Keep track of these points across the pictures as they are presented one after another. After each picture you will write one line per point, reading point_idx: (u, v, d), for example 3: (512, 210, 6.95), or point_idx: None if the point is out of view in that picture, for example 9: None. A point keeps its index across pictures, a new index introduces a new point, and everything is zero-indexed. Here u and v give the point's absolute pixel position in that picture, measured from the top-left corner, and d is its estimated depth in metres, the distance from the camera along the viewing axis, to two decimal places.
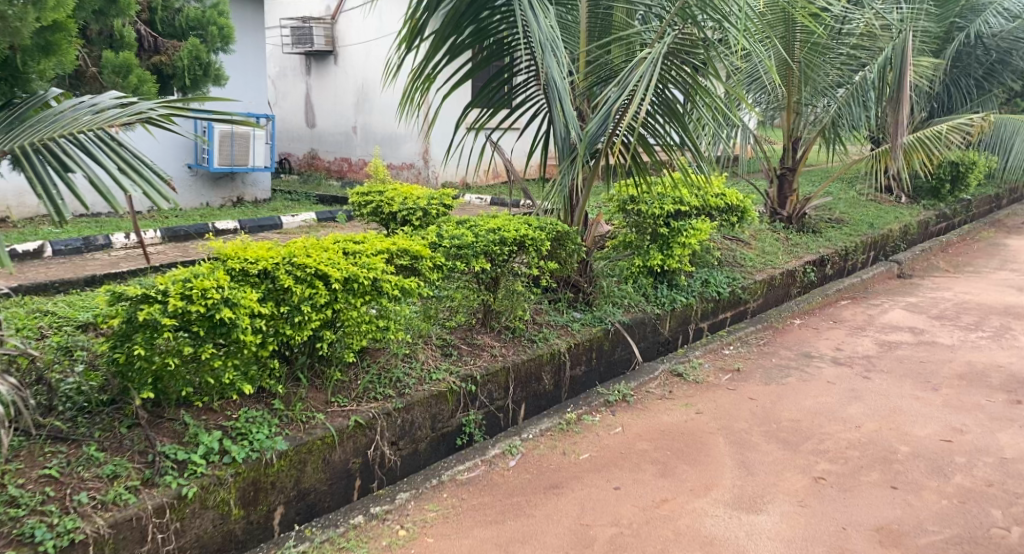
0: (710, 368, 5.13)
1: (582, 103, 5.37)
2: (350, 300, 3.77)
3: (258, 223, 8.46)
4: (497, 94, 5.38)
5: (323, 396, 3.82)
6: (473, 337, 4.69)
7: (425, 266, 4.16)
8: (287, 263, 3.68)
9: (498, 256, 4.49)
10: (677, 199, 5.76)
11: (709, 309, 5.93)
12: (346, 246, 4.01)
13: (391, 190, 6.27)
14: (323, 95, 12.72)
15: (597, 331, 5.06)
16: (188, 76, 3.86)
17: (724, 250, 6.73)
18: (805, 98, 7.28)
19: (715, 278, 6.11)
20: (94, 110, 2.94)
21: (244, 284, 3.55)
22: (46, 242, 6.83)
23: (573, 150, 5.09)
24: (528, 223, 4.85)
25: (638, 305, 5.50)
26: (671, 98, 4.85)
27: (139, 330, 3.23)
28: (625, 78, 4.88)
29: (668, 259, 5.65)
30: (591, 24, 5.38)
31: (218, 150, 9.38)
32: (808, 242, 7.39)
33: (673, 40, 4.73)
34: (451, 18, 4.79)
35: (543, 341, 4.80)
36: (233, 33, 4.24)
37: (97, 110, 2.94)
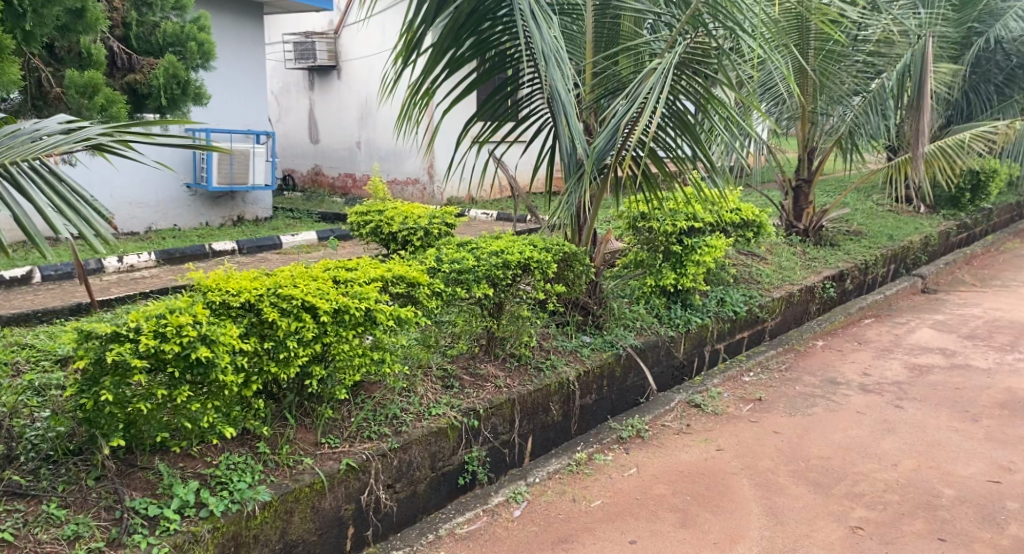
0: (730, 398, 4.82)
1: (588, 117, 5.10)
2: (341, 332, 3.51)
3: (256, 243, 8.21)
4: (499, 108, 5.11)
5: (312, 436, 3.56)
6: (476, 366, 4.40)
7: (422, 293, 3.89)
8: (271, 294, 3.42)
9: (501, 280, 4.21)
10: (690, 215, 5.48)
11: (726, 330, 5.63)
12: (337, 273, 3.73)
13: (390, 209, 6.01)
14: (327, 110, 12.51)
15: (608, 356, 4.77)
16: (164, 96, 3.59)
17: (739, 266, 6.44)
18: (820, 108, 6.98)
19: (732, 296, 5.80)
20: (36, 136, 2.74)
21: (225, 318, 3.30)
22: (35, 268, 6.64)
23: (580, 166, 4.80)
24: (533, 245, 4.58)
25: (651, 326, 5.21)
26: (683, 109, 4.53)
27: (108, 373, 2.98)
28: (634, 90, 4.61)
29: (681, 278, 5.36)
30: (597, 35, 5.14)
31: (217, 169, 9.13)
32: (826, 256, 7.09)
33: (684, 49, 4.50)
34: (450, 30, 4.52)
35: (550, 369, 4.51)
36: (216, 50, 3.87)
37: (39, 136, 2.73)
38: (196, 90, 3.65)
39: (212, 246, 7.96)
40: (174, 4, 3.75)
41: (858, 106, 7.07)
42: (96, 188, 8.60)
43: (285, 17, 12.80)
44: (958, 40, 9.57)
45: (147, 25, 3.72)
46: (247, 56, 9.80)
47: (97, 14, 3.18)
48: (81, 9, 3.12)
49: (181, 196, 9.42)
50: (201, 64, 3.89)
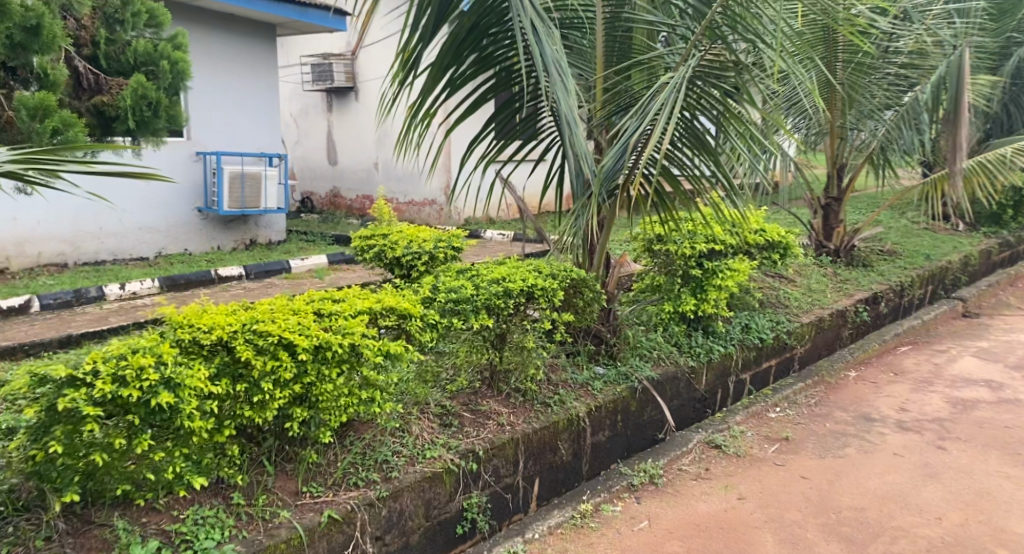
0: (754, 437, 4.45)
1: (599, 134, 4.80)
2: (324, 372, 3.22)
3: (264, 267, 8.00)
4: (506, 125, 4.80)
5: (293, 484, 3.26)
6: (478, 402, 4.08)
7: (414, 325, 3.59)
8: (247, 330, 3.14)
9: (503, 309, 3.91)
10: (709, 237, 5.15)
11: (751, 359, 5.28)
12: (322, 306, 3.44)
13: (394, 233, 5.73)
14: (344, 132, 12.34)
15: (622, 390, 4.44)
16: (132, 118, 3.29)
17: (765, 289, 6.08)
18: (849, 122, 6.63)
19: (758, 322, 5.46)
20: None
21: (193, 358, 3.03)
22: (33, 297, 6.50)
23: (588, 188, 4.48)
24: (538, 271, 4.27)
25: (670, 355, 4.88)
26: (699, 125, 4.19)
27: (60, 422, 2.72)
28: (646, 105, 4.28)
29: (702, 304, 5.02)
30: (608, 49, 4.81)
31: (227, 192, 8.93)
32: (858, 278, 6.72)
33: (699, 63, 4.16)
34: (450, 47, 4.24)
35: (558, 405, 4.18)
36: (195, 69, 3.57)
37: None
38: (169, 114, 3.35)
39: (219, 272, 7.74)
40: (150, 20, 3.46)
41: (891, 120, 6.68)
42: (105, 214, 8.44)
43: (302, 38, 12.66)
44: (997, 50, 9.16)
45: (118, 43, 3.38)
46: (259, 78, 9.64)
47: (56, 32, 2.99)
48: (36, 26, 2.95)
49: (192, 221, 9.20)
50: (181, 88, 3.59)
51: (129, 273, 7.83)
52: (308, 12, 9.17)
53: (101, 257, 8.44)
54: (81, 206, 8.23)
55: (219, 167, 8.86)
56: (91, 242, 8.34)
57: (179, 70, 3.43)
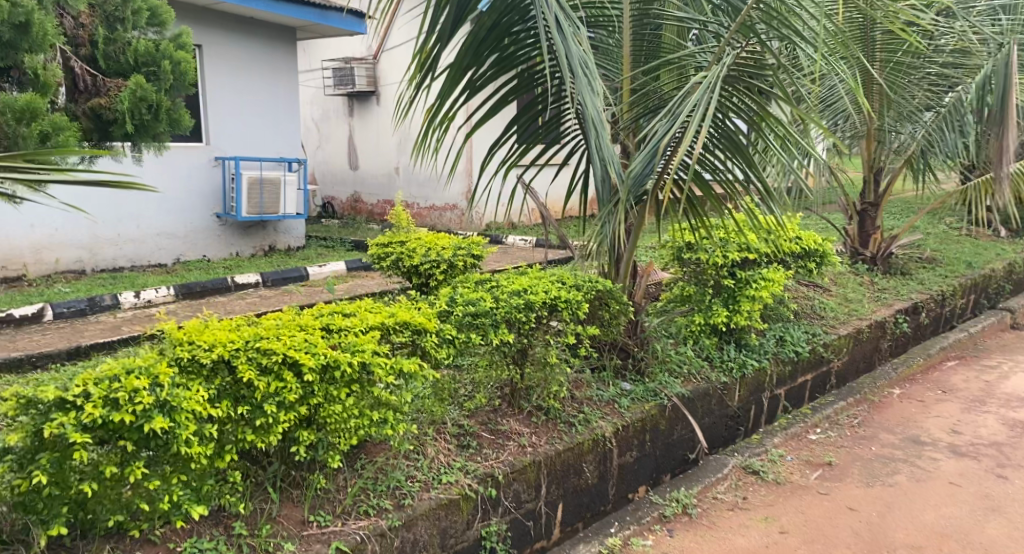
0: (794, 462, 4.18)
1: (626, 138, 4.55)
2: (332, 393, 3.02)
3: (281, 274, 7.84)
4: (528, 128, 4.56)
5: (299, 513, 3.05)
6: (497, 421, 3.86)
7: (430, 341, 3.37)
8: (249, 348, 2.93)
9: (524, 323, 3.69)
10: (743, 245, 4.88)
11: (787, 374, 5.02)
12: (331, 321, 3.24)
13: (413, 239, 5.52)
14: (365, 136, 12.17)
15: (650, 408, 4.19)
16: (130, 121, 3.09)
17: (800, 299, 5.80)
18: (887, 125, 6.32)
19: (793, 334, 5.19)
20: None
21: (192, 378, 2.83)
22: (47, 306, 6.37)
23: (615, 194, 4.24)
24: (562, 282, 4.04)
25: (700, 370, 4.62)
26: (733, 126, 3.93)
27: (47, 449, 2.54)
28: (677, 107, 4.01)
29: (735, 316, 4.74)
30: (636, 48, 4.58)
31: (246, 197, 8.78)
32: (897, 286, 6.42)
33: (733, 61, 3.87)
34: (470, 47, 4.02)
35: (583, 424, 3.94)
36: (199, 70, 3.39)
37: None
38: (171, 117, 3.15)
39: (235, 279, 7.57)
40: (151, 19, 3.26)
41: (931, 121, 6.34)
42: (123, 220, 8.30)
43: (323, 42, 12.51)
44: None
45: (118, 43, 3.17)
46: (278, 81, 9.47)
47: (46, 28, 2.86)
48: (25, 23, 2.83)
49: (210, 226, 9.05)
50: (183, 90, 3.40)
51: (145, 280, 7.70)
52: (328, 15, 9.02)
53: (119, 263, 8.31)
54: (99, 212, 8.09)
55: (237, 173, 8.71)
56: (109, 248, 8.21)
57: (183, 70, 3.23)
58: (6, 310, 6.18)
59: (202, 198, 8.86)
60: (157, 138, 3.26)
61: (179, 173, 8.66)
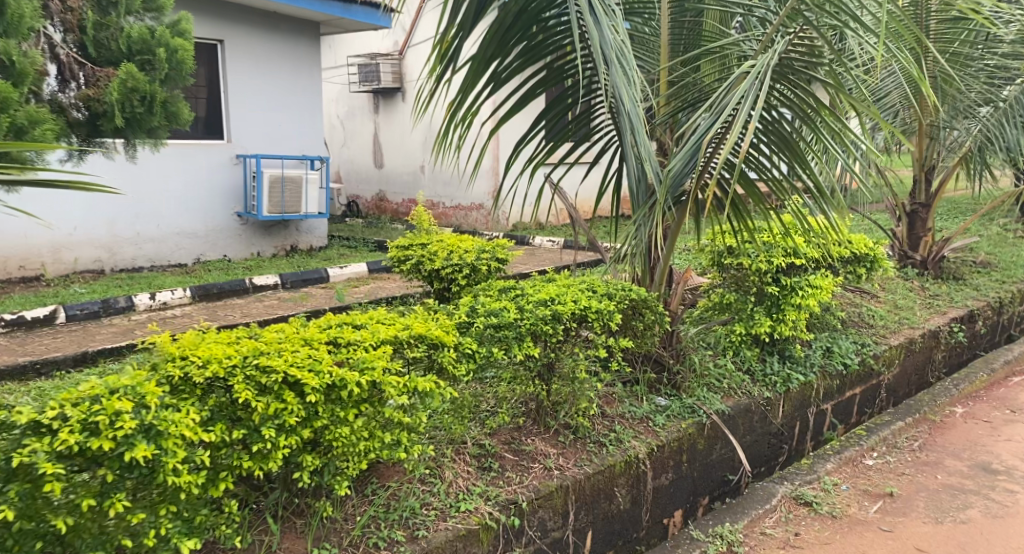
0: (850, 492, 3.82)
1: (663, 135, 4.22)
2: (339, 415, 2.74)
3: (301, 276, 7.59)
4: (557, 124, 4.23)
5: (301, 545, 2.78)
6: (522, 441, 3.56)
7: (447, 356, 3.07)
8: (247, 365, 2.65)
9: (551, 336, 3.38)
10: (789, 250, 4.52)
11: (834, 389, 4.67)
12: (340, 334, 2.95)
13: (435, 242, 5.23)
14: (390, 134, 11.92)
15: (688, 426, 3.87)
16: (121, 114, 2.83)
17: (847, 307, 5.43)
18: (941, 121, 5.90)
19: (842, 345, 4.82)
20: None
21: (183, 399, 2.56)
22: (60, 307, 6.17)
23: (651, 195, 3.91)
24: (592, 290, 3.73)
25: (742, 385, 4.28)
26: (783, 120, 3.59)
27: (17, 480, 2.27)
28: (720, 100, 3.65)
29: (779, 326, 4.41)
30: (674, 37, 4.25)
31: (267, 196, 8.52)
32: (950, 292, 6.01)
33: (784, 50, 3.50)
34: (495, 36, 3.69)
35: (615, 444, 3.63)
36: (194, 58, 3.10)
37: None
38: (164, 109, 2.88)
39: (254, 281, 7.32)
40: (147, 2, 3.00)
41: (989, 117, 5.88)
42: (142, 218, 8.08)
43: (349, 38, 12.25)
44: None
45: (110, 29, 2.93)
46: (300, 77, 9.23)
47: (23, 11, 2.62)
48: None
49: (231, 226, 8.83)
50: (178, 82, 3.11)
51: (164, 280, 7.50)
52: (352, 9, 8.70)
53: (138, 263, 8.10)
54: (120, 209, 7.90)
55: (259, 171, 8.47)
56: (127, 247, 7.99)
57: (179, 57, 2.96)
58: (17, 312, 5.98)
59: (224, 197, 8.67)
60: (153, 133, 3.01)
61: (201, 171, 8.44)
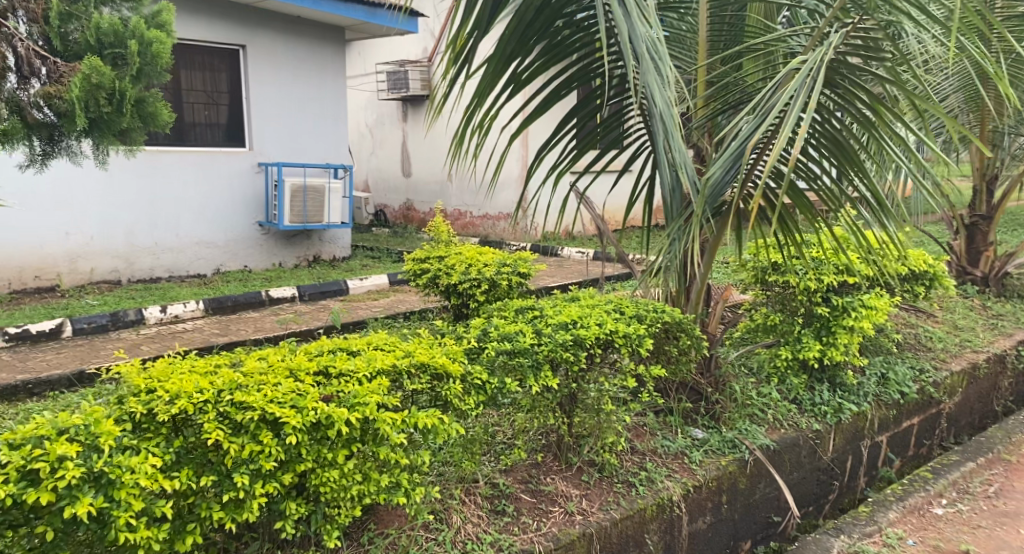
0: (918, 547, 3.38)
1: (701, 140, 3.82)
2: (326, 456, 2.38)
3: (320, 288, 7.26)
4: (583, 127, 3.83)
5: None
6: (541, 480, 3.18)
7: (453, 389, 2.70)
8: (222, 399, 2.31)
9: (572, 364, 3.02)
10: (841, 267, 4.12)
11: (891, 419, 4.23)
12: (332, 363, 2.59)
13: (452, 254, 4.89)
14: (417, 142, 11.63)
15: (728, 464, 3.47)
16: (81, 110, 2.98)
17: (902, 328, 4.99)
18: (1006, 127, 5.45)
19: (898, 370, 4.37)
20: None
21: (146, 441, 2.23)
22: (67, 320, 5.89)
23: (688, 206, 3.51)
24: (620, 312, 3.34)
25: (788, 415, 3.88)
26: (836, 123, 3.14)
27: None
28: (767, 98, 3.23)
29: (830, 350, 4.00)
30: (713, 33, 3.85)
31: (288, 205, 7.86)
32: (1016, 313, 5.52)
33: (841, 43, 3.06)
34: (515, 33, 3.30)
35: (646, 485, 3.23)
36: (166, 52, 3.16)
37: None
38: (129, 108, 3.05)
39: (270, 294, 7.01)
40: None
41: None
42: (160, 226, 7.44)
43: (375, 44, 11.98)
44: None
45: (78, 19, 3.09)
46: None
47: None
48: None
49: (253, 236, 8.15)
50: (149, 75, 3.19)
51: (179, 289, 7.21)
52: (377, 13, 8.13)
53: (157, 273, 7.48)
54: (136, 217, 7.27)
55: (280, 178, 7.80)
56: (145, 257, 7.38)
57: (152, 51, 3.10)
58: (22, 325, 5.72)
59: (243, 204, 7.97)
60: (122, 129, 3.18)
61: (220, 176, 7.75)
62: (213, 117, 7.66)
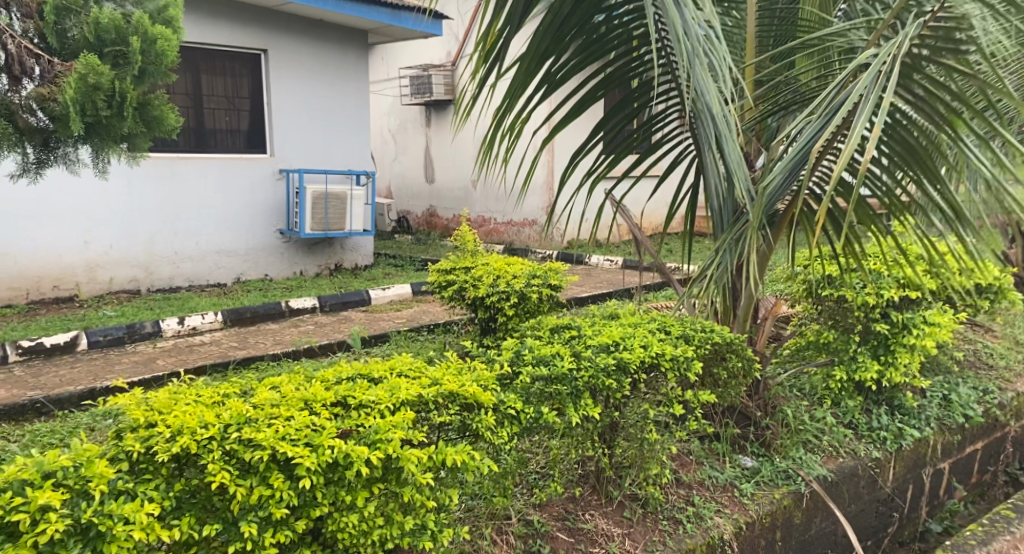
0: None
1: (749, 143, 3.53)
2: (344, 499, 2.13)
3: (341, 298, 7.03)
4: (620, 131, 3.53)
5: None
6: (578, 517, 2.91)
7: (484, 420, 2.44)
8: (228, 436, 2.06)
9: (615, 390, 2.76)
10: (901, 279, 3.82)
11: (954, 444, 3.90)
12: (351, 393, 2.34)
13: (480, 265, 4.64)
14: (441, 147, 11.40)
15: (783, 497, 3.17)
16: (75, 112, 2.84)
17: (962, 345, 4.66)
18: None
19: (961, 392, 4.05)
20: None
21: (144, 483, 2.00)
22: (82, 333, 5.67)
23: (740, 216, 3.22)
24: (665, 331, 3.08)
25: (844, 442, 3.57)
26: (909, 126, 2.84)
27: None
28: (831, 97, 2.93)
29: (889, 370, 3.70)
30: (762, 29, 3.58)
31: (310, 213, 7.64)
32: None
33: (918, 35, 2.74)
34: (551, 28, 3.00)
35: (694, 522, 2.95)
36: (172, 51, 3.02)
37: None
38: (130, 111, 2.93)
39: (290, 304, 6.79)
40: None
41: None
42: (179, 234, 7.26)
43: (399, 47, 11.76)
44: None
45: (73, 13, 2.92)
46: None
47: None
48: None
49: (274, 244, 7.94)
50: (153, 74, 3.03)
51: (197, 299, 7.00)
52: (401, 15, 7.85)
53: (176, 283, 7.29)
54: (155, 226, 7.09)
55: (301, 185, 7.59)
56: (165, 266, 7.19)
57: (156, 49, 2.96)
58: (36, 338, 5.51)
59: (263, 212, 7.77)
60: (116, 134, 3.02)
61: (241, 184, 7.56)
62: (234, 123, 7.46)
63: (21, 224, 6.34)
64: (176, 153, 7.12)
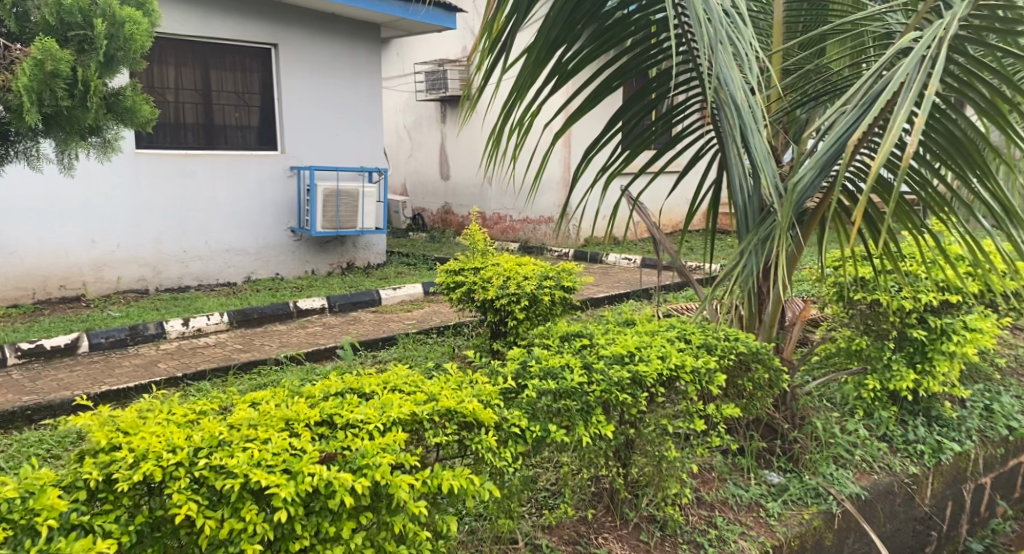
0: None
1: (777, 137, 3.27)
2: (328, 532, 1.90)
3: (351, 298, 6.84)
4: (638, 124, 3.27)
5: None
6: (592, 541, 2.68)
7: (486, 439, 2.22)
8: (197, 462, 1.85)
9: (629, 405, 2.53)
10: (939, 282, 3.56)
11: (997, 458, 3.64)
12: (339, 412, 2.13)
13: (489, 266, 4.42)
14: (456, 143, 11.19)
15: (813, 518, 2.92)
16: (30, 101, 2.65)
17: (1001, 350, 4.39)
18: None
19: (1003, 401, 3.78)
20: None
21: (103, 515, 1.79)
22: (83, 334, 5.50)
23: (768, 215, 2.97)
24: (686, 340, 2.84)
25: (879, 456, 3.31)
26: (955, 117, 2.57)
27: None
28: (867, 85, 2.67)
29: (927, 379, 3.44)
30: (792, 14, 3.33)
31: (320, 211, 7.45)
32: None
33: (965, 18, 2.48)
34: (562, 13, 2.76)
35: (717, 546, 2.71)
36: (143, 35, 2.87)
37: None
38: (94, 101, 2.77)
39: (298, 304, 6.61)
40: None
41: None
42: (187, 233, 7.08)
43: (413, 42, 11.57)
44: None
45: None
46: None
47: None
48: None
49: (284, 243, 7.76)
50: (119, 61, 2.87)
51: (204, 299, 6.83)
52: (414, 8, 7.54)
53: (184, 282, 7.12)
54: (162, 224, 6.92)
55: (311, 183, 7.40)
56: (173, 265, 7.03)
57: (125, 33, 2.82)
58: (35, 339, 5.33)
59: (272, 210, 7.59)
60: (82, 125, 2.85)
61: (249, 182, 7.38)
62: (243, 119, 7.28)
63: (24, 222, 6.17)
64: (183, 150, 6.95)
